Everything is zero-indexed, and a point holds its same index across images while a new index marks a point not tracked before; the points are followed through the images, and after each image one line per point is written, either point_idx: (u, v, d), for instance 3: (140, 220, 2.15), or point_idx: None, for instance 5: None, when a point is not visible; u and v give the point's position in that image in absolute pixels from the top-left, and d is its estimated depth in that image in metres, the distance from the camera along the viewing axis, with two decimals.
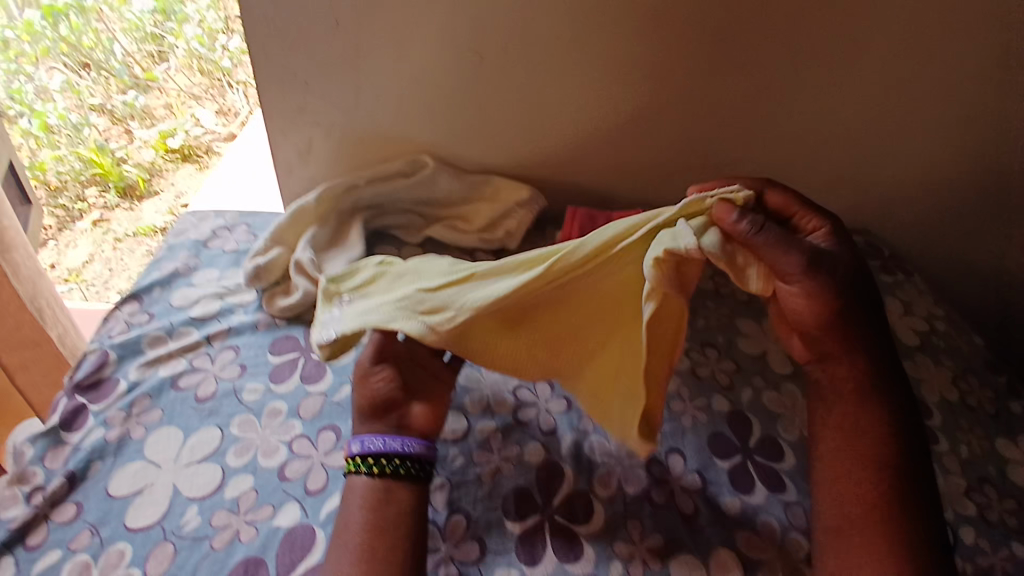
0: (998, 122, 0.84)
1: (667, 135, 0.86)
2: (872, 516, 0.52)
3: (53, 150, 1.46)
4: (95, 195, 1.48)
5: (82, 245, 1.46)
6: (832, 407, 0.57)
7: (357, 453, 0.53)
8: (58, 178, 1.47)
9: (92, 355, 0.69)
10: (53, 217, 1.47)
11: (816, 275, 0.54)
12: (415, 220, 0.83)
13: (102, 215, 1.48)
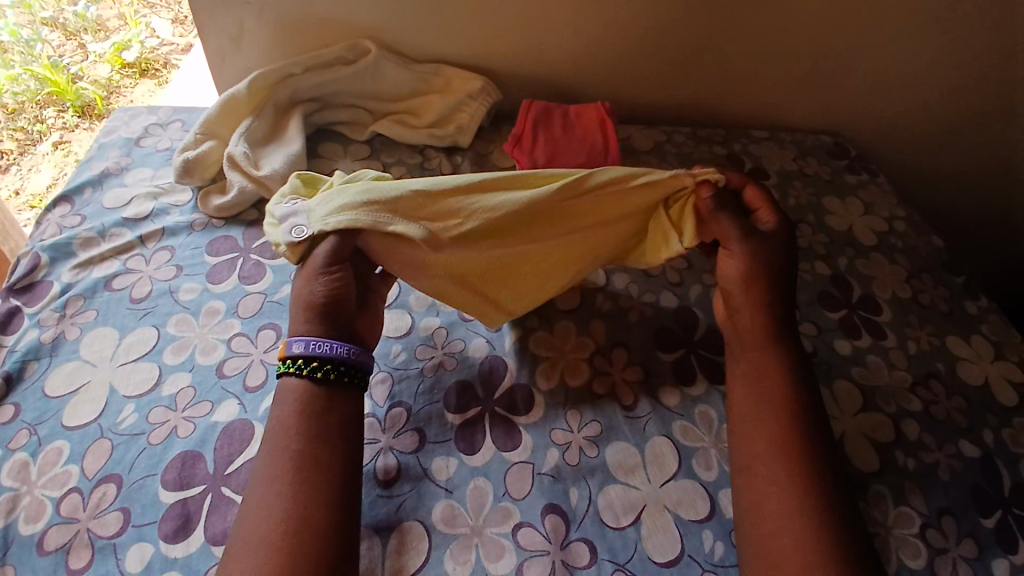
0: (977, 6, 0.79)
1: (628, 18, 0.80)
2: (781, 449, 0.49)
3: (8, 69, 1.09)
4: (54, 113, 1.12)
5: (43, 167, 1.10)
6: (741, 358, 0.55)
7: (299, 354, 0.49)
8: (14, 99, 1.10)
9: (25, 258, 0.65)
10: (12, 142, 1.11)
11: (749, 246, 0.56)
12: (360, 115, 0.80)
13: (63, 137, 1.12)
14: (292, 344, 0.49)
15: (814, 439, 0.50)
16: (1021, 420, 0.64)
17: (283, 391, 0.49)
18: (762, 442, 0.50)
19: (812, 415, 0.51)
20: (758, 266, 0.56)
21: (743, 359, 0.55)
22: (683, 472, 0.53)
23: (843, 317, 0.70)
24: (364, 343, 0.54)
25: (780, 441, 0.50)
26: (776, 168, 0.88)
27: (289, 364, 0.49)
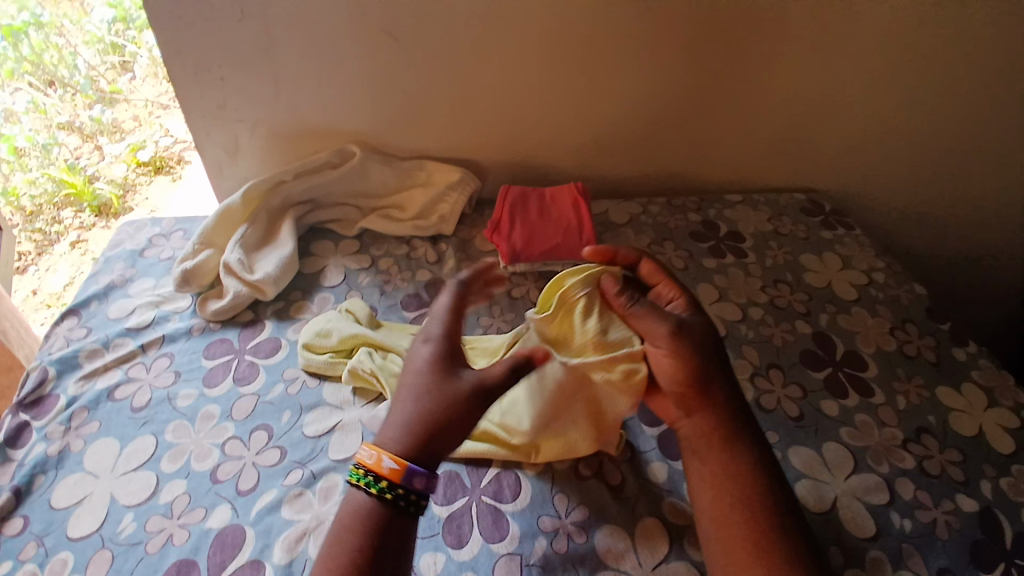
0: (923, 69, 0.84)
1: (596, 106, 0.86)
2: (760, 555, 0.46)
3: (25, 173, 1.17)
4: (70, 214, 1.21)
5: (61, 266, 1.19)
6: (703, 458, 0.53)
7: (416, 489, 0.47)
8: (32, 202, 1.18)
9: (34, 372, 0.68)
10: (30, 242, 1.20)
11: (686, 339, 0.54)
12: (350, 212, 0.85)
13: (79, 236, 1.21)
14: (413, 475, 0.46)
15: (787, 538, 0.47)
16: (1020, 468, 0.63)
17: (359, 506, 0.47)
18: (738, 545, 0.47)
19: (782, 516, 0.48)
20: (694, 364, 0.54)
21: (700, 460, 0.53)
22: (674, 553, 0.52)
23: (828, 376, 0.71)
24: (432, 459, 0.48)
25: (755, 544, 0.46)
26: (751, 231, 0.91)
27: (397, 488, 0.46)
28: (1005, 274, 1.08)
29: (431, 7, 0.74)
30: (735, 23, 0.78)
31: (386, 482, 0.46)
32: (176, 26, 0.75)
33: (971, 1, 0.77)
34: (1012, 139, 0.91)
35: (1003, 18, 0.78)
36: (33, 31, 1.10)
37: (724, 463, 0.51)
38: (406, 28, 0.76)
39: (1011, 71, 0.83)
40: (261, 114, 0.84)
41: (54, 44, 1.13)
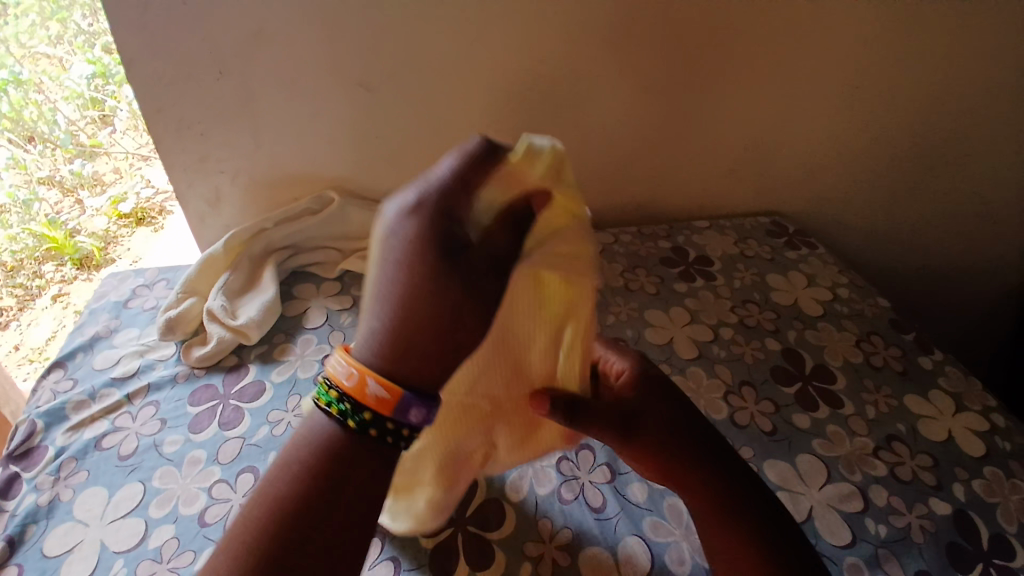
0: (866, 98, 0.90)
1: (564, 144, 0.90)
2: None
3: (7, 229, 1.23)
4: (52, 268, 1.25)
5: (44, 321, 1.22)
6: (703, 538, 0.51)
7: (410, 424, 0.42)
8: (13, 257, 1.24)
9: (23, 425, 0.69)
10: (13, 297, 1.24)
11: (639, 434, 0.52)
12: (331, 255, 0.87)
13: (60, 290, 1.24)
14: (405, 407, 0.41)
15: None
16: (989, 469, 0.65)
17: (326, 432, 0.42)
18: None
19: None
20: (656, 452, 0.52)
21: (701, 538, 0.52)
22: (657, 570, 0.54)
23: (799, 391, 0.73)
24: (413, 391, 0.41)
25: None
26: (719, 255, 0.94)
27: (385, 423, 0.42)
28: (968, 283, 1.13)
29: (403, 58, 0.79)
30: (689, 63, 0.84)
31: (371, 413, 0.41)
32: (156, 86, 0.78)
33: (904, 36, 0.84)
34: (958, 155, 0.96)
35: (933, 49, 0.85)
36: (12, 88, 1.14)
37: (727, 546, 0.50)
38: (379, 79, 0.81)
39: (948, 92, 0.89)
40: (242, 165, 0.87)
41: (32, 100, 1.17)
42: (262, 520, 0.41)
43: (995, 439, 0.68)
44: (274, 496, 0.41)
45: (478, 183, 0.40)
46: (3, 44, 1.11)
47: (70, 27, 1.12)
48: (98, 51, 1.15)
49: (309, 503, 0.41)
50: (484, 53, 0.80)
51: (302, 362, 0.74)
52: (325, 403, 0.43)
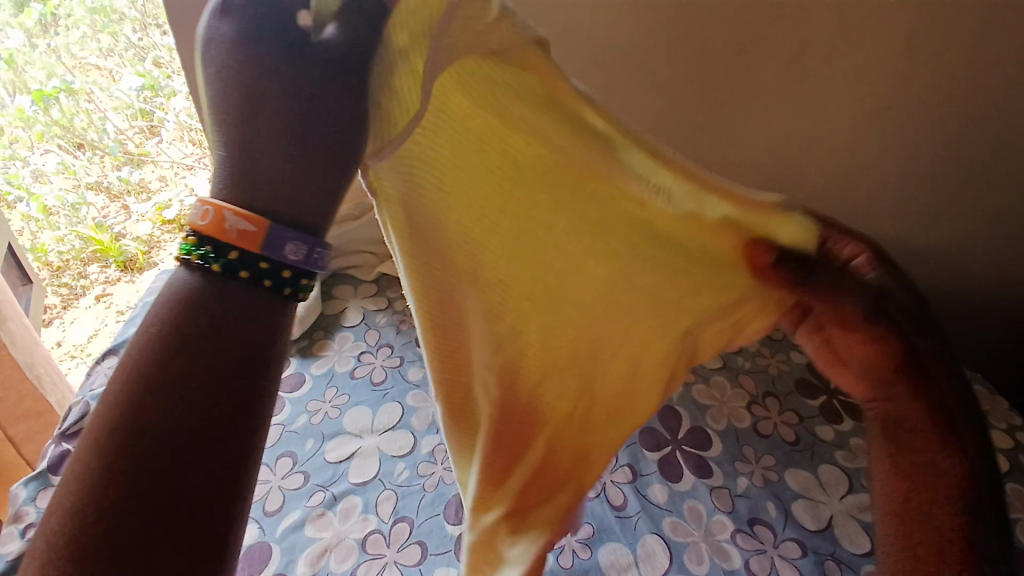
0: None
1: None
2: None
3: (54, 231, 1.30)
4: (97, 269, 1.35)
5: (85, 318, 1.35)
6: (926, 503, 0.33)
7: (289, 264, 0.29)
8: (59, 258, 1.32)
9: (76, 407, 0.74)
10: (57, 296, 1.35)
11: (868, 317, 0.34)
12: (368, 258, 0.92)
13: (104, 290, 1.36)
14: (277, 240, 0.29)
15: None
16: (1018, 488, 0.64)
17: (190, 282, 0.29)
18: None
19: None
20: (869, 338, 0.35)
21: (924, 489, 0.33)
22: (674, 568, 0.55)
23: (823, 403, 0.74)
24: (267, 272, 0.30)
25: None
26: None
27: (259, 263, 0.29)
28: None
29: None
30: None
31: (238, 253, 0.29)
32: None
33: None
34: None
35: None
36: (64, 97, 1.22)
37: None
38: None
39: None
40: None
41: (84, 108, 1.25)
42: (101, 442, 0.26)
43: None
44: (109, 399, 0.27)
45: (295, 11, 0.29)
46: (55, 54, 1.20)
47: (121, 41, 1.21)
48: (148, 64, 1.24)
49: (169, 384, 0.27)
50: None
51: (338, 358, 0.78)
52: (185, 257, 0.29)
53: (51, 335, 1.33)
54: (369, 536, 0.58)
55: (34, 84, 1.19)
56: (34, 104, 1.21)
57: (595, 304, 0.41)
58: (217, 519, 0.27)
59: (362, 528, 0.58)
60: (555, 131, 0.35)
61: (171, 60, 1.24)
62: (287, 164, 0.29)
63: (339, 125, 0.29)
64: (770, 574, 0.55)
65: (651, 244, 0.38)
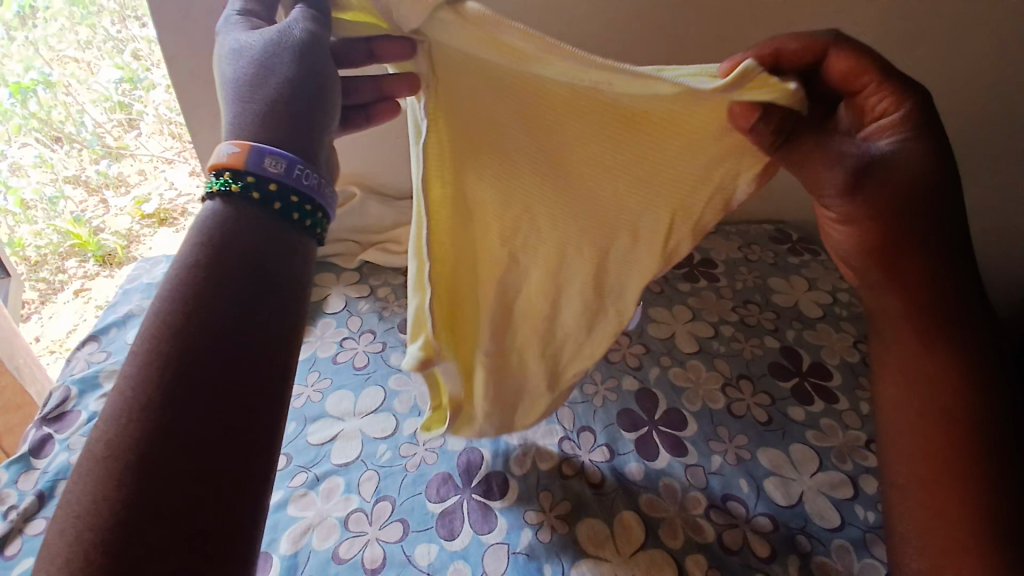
0: None
1: None
2: (936, 460, 0.47)
3: (32, 225, 1.29)
4: (75, 264, 1.35)
5: (65, 314, 1.35)
6: (889, 348, 0.49)
7: (274, 177, 0.39)
8: (37, 252, 1.32)
9: (57, 391, 0.74)
10: (35, 291, 1.34)
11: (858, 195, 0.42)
12: (351, 246, 0.93)
13: (83, 285, 1.36)
14: (261, 156, 0.39)
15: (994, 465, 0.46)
16: None
17: (218, 219, 0.39)
18: (925, 477, 0.48)
19: (942, 389, 0.47)
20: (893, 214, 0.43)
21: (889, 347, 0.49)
22: (650, 542, 0.57)
23: (794, 386, 0.76)
24: (261, 179, 0.39)
25: (936, 470, 0.47)
26: (723, 258, 0.98)
27: (247, 177, 0.39)
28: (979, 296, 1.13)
29: None
30: None
31: (230, 172, 0.39)
32: (195, 85, 0.85)
33: None
34: None
35: None
36: (42, 90, 1.20)
37: (918, 373, 0.48)
38: None
39: None
40: None
41: (63, 101, 1.23)
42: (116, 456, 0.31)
43: None
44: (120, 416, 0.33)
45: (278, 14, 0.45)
46: (33, 47, 1.17)
47: (99, 33, 1.20)
48: (127, 56, 1.22)
49: (172, 401, 0.33)
50: None
51: (320, 343, 0.79)
52: (212, 190, 0.40)
53: (29, 330, 1.33)
54: (352, 514, 0.59)
55: (12, 76, 1.17)
56: (10, 96, 1.19)
57: (601, 194, 0.50)
58: (224, 513, 0.32)
59: (344, 507, 0.59)
60: (523, 62, 0.42)
61: (149, 52, 1.21)
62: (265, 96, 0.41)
63: (305, 72, 0.42)
64: (743, 547, 0.57)
65: (629, 136, 0.47)
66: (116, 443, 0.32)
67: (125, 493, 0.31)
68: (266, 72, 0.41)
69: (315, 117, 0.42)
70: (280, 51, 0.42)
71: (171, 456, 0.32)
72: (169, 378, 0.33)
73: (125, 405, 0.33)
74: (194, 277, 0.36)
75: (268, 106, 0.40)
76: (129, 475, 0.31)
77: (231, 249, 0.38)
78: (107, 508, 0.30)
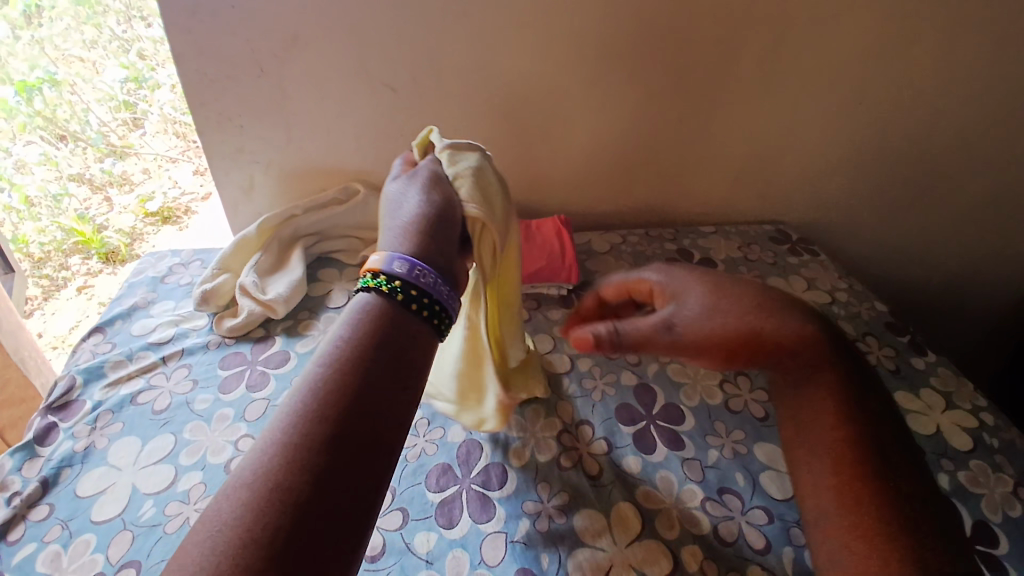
0: (871, 112, 0.93)
1: (575, 145, 0.96)
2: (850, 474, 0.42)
3: (35, 222, 1.31)
4: (78, 261, 1.35)
5: (68, 310, 1.33)
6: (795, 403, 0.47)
7: (399, 274, 0.46)
8: (41, 249, 1.32)
9: (62, 381, 0.75)
10: (38, 288, 1.34)
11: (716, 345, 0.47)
12: (354, 243, 0.95)
13: (86, 282, 1.34)
14: (393, 261, 0.46)
15: (923, 531, 0.40)
16: (975, 461, 0.67)
17: (365, 304, 0.44)
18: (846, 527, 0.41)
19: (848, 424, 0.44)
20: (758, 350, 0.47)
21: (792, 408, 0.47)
22: (646, 532, 0.57)
23: None
24: (419, 291, 0.46)
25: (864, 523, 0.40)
26: (722, 257, 0.98)
27: (408, 289, 0.46)
28: (977, 298, 1.14)
29: (427, 64, 0.86)
30: (694, 75, 0.88)
31: (399, 281, 0.45)
32: (201, 82, 0.86)
33: (910, 53, 0.86)
34: (967, 170, 0.98)
35: (940, 66, 0.87)
36: (48, 88, 1.22)
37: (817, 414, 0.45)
38: (405, 80, 0.87)
39: (954, 110, 0.92)
40: (275, 157, 0.95)
41: (68, 100, 1.25)
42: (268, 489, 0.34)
43: (983, 435, 0.71)
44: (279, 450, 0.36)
45: (439, 169, 0.58)
46: (39, 46, 1.20)
47: (106, 33, 1.23)
48: (132, 56, 1.25)
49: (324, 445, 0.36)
50: (501, 56, 0.86)
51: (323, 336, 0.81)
52: (358, 287, 0.46)
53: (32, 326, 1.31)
54: None
55: (19, 74, 1.19)
56: (15, 95, 1.20)
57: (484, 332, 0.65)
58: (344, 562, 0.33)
59: None
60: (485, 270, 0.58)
61: (155, 52, 1.26)
62: (423, 228, 0.51)
63: (450, 220, 0.53)
64: (738, 538, 0.58)
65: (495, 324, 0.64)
66: (269, 479, 0.34)
67: (266, 530, 0.32)
68: (402, 204, 0.54)
69: (443, 225, 0.52)
70: (413, 186, 0.55)
71: (313, 502, 0.34)
72: (323, 429, 0.36)
73: (277, 450, 0.35)
74: (346, 348, 0.41)
75: (418, 230, 0.50)
76: (274, 511, 0.33)
77: (378, 330, 0.43)
78: (246, 543, 0.32)
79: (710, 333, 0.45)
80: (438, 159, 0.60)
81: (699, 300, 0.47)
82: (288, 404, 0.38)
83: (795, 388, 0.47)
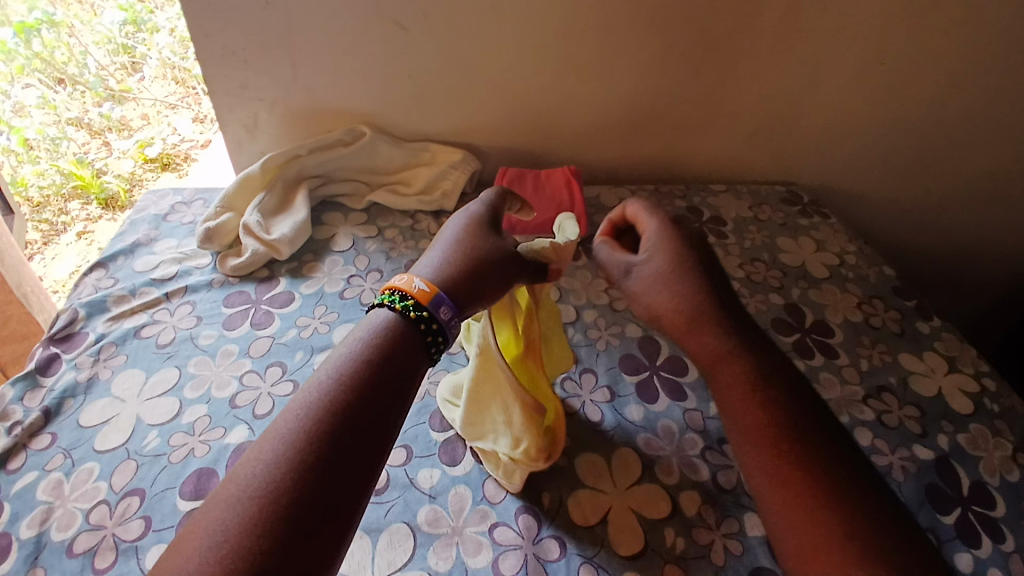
0: (896, 71, 0.90)
1: (588, 94, 0.93)
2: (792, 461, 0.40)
3: (34, 165, 1.29)
4: (78, 207, 1.32)
5: (67, 256, 1.30)
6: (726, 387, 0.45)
7: (438, 319, 0.46)
8: (40, 193, 1.31)
9: (64, 313, 0.75)
10: (39, 232, 1.32)
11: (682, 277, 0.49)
12: (360, 187, 0.94)
13: (85, 228, 1.31)
14: (438, 303, 0.46)
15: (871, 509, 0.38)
16: (976, 425, 0.68)
17: (382, 322, 0.45)
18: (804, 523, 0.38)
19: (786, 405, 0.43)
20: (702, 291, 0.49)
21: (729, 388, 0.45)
22: (647, 477, 0.58)
23: (796, 340, 0.77)
24: (441, 331, 0.46)
25: (816, 519, 0.37)
26: (732, 217, 0.97)
27: (436, 331, 0.46)
28: (983, 266, 1.13)
29: (438, 4, 0.83)
30: (714, 25, 0.85)
31: (435, 325, 0.46)
32: (205, 12, 0.83)
33: (940, 9, 0.83)
34: (984, 139, 0.96)
35: (970, 26, 0.84)
36: (45, 29, 1.22)
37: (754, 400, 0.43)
38: (414, 19, 0.84)
39: (977, 74, 0.89)
40: (280, 96, 0.92)
41: (66, 41, 1.24)
42: (269, 490, 0.35)
43: (985, 400, 0.71)
44: (277, 457, 0.36)
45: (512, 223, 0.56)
46: None
47: None
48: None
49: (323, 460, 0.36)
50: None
51: (328, 279, 0.80)
52: (387, 300, 0.47)
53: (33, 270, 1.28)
54: None
55: (15, 15, 1.18)
56: (14, 36, 1.19)
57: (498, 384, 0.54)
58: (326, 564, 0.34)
59: None
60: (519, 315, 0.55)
61: None
62: (463, 266, 0.50)
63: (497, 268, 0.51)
64: (736, 486, 0.58)
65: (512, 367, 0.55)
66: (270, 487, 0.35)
67: (252, 543, 0.32)
68: (453, 237, 0.53)
69: (483, 267, 0.50)
70: (464, 218, 0.56)
71: (303, 509, 0.34)
72: (312, 449, 0.37)
73: (282, 454, 0.36)
74: (355, 363, 0.42)
75: (455, 268, 0.50)
76: (268, 521, 0.33)
77: (390, 348, 0.44)
78: (245, 541, 0.33)
79: (666, 290, 0.49)
80: (500, 195, 0.60)
81: (661, 268, 0.50)
82: (293, 412, 0.39)
83: (716, 387, 0.45)
